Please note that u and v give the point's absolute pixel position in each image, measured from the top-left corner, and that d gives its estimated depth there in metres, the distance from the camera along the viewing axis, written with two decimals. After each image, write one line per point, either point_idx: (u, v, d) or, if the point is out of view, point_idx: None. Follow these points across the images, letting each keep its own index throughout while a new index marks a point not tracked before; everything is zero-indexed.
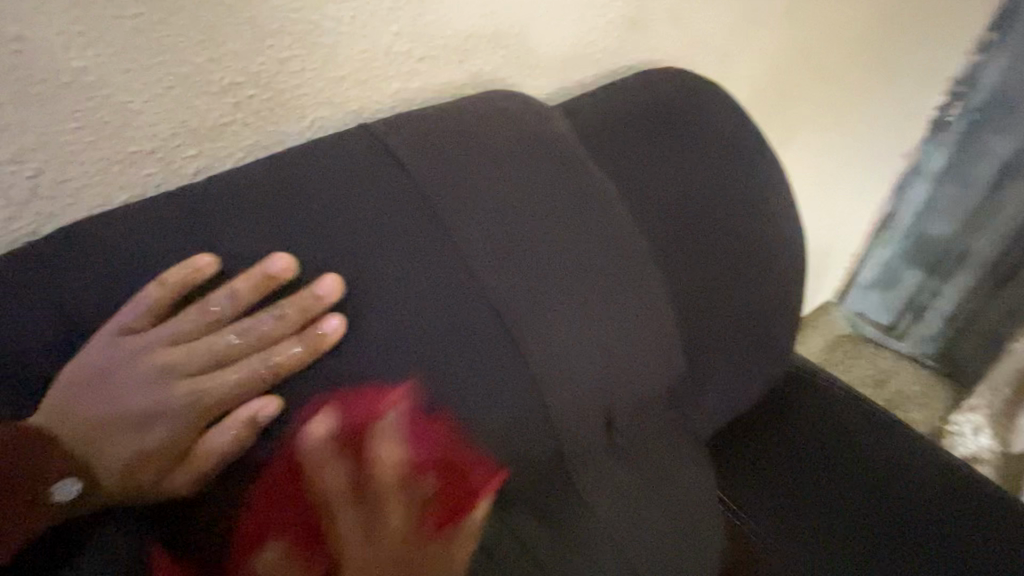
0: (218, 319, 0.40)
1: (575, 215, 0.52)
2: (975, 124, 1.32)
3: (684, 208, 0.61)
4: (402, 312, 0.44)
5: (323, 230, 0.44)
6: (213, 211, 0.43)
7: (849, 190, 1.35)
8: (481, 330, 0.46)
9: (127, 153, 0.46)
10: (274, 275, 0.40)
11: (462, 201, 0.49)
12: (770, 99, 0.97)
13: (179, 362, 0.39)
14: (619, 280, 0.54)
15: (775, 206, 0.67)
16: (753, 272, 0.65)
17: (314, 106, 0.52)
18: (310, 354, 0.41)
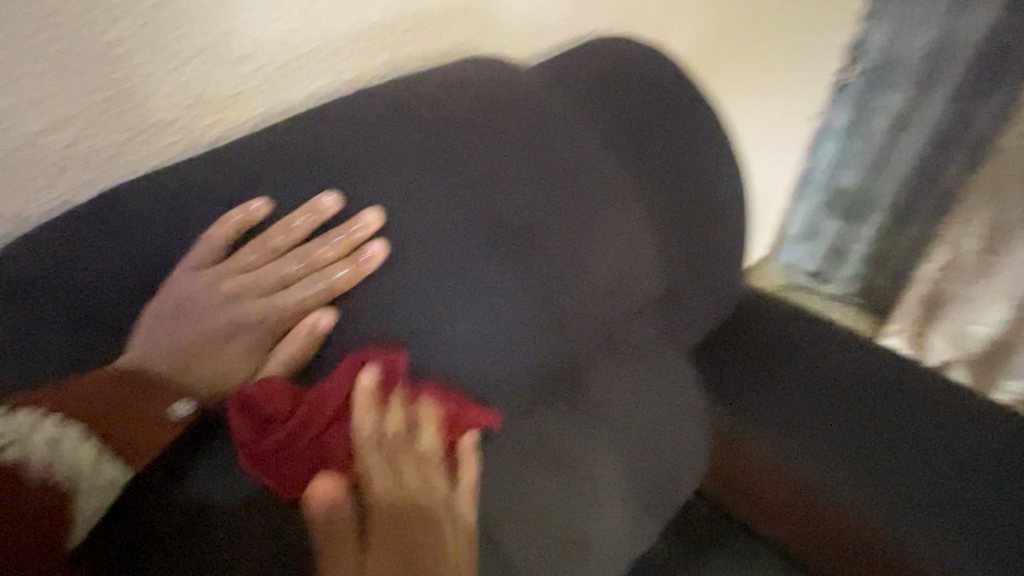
0: (277, 249, 0.50)
1: (562, 155, 0.62)
2: (867, 84, 1.51)
3: (642, 150, 0.71)
4: (438, 240, 0.53)
5: (365, 179, 0.53)
6: (277, 171, 0.51)
7: (775, 147, 1.51)
8: (503, 252, 0.56)
9: (152, 122, 0.49)
10: (316, 211, 0.50)
11: (473, 149, 0.57)
12: (700, 63, 1.10)
13: (250, 285, 0.49)
14: (598, 214, 0.62)
15: (717, 145, 0.79)
16: (706, 204, 0.77)
17: (314, 75, 0.58)
18: (356, 273, 0.50)
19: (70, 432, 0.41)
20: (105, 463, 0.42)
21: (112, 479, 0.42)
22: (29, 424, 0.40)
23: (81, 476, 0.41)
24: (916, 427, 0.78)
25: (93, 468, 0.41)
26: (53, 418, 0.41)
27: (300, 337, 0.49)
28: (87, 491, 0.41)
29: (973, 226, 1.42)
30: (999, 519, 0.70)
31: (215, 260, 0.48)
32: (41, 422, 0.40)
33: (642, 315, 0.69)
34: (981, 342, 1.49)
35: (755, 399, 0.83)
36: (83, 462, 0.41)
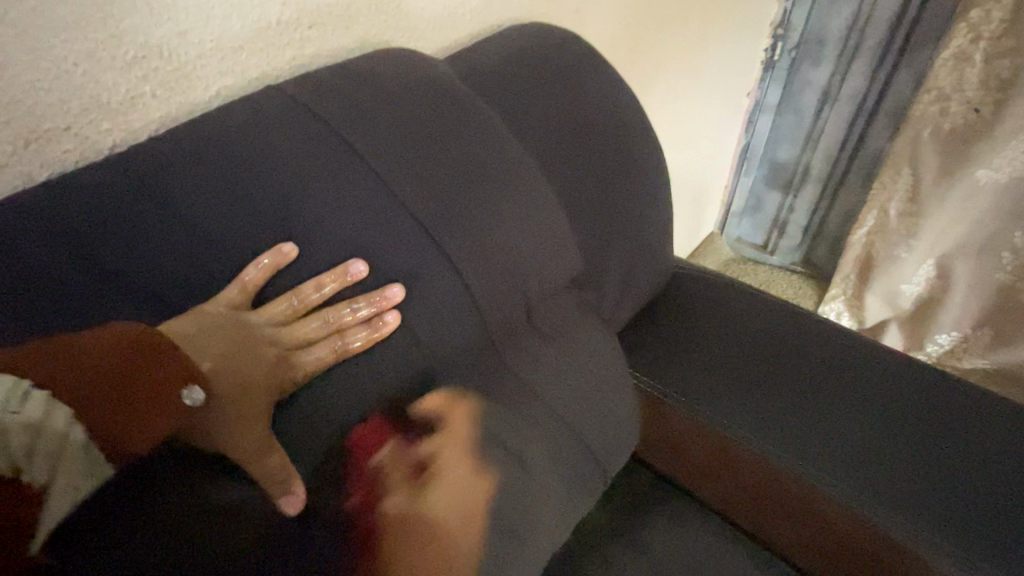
0: (259, 293, 0.53)
1: (472, 144, 0.63)
2: (795, 61, 1.56)
3: (556, 134, 0.73)
4: (348, 237, 0.55)
5: (269, 179, 0.53)
6: (178, 174, 0.51)
7: (711, 124, 1.56)
8: (415, 242, 0.58)
9: (42, 131, 0.48)
10: (283, 257, 0.53)
11: (380, 142, 0.58)
12: (625, 47, 1.13)
13: (252, 326, 0.52)
14: (512, 199, 0.64)
15: (634, 128, 0.82)
16: (625, 184, 0.80)
17: (216, 76, 0.58)
18: (275, 267, 0.52)
19: (57, 413, 0.41)
20: (93, 453, 0.42)
21: (95, 470, 0.42)
22: (11, 401, 0.39)
23: (65, 465, 0.40)
24: (837, 381, 0.82)
25: (78, 456, 0.41)
26: (42, 395, 0.41)
27: (286, 475, 0.50)
28: (64, 483, 0.40)
29: (897, 192, 1.48)
30: (914, 462, 0.73)
31: (117, 268, 0.47)
32: (26, 398, 0.40)
33: (566, 294, 0.72)
34: (914, 300, 1.55)
35: (686, 368, 0.86)
36: (67, 449, 0.41)
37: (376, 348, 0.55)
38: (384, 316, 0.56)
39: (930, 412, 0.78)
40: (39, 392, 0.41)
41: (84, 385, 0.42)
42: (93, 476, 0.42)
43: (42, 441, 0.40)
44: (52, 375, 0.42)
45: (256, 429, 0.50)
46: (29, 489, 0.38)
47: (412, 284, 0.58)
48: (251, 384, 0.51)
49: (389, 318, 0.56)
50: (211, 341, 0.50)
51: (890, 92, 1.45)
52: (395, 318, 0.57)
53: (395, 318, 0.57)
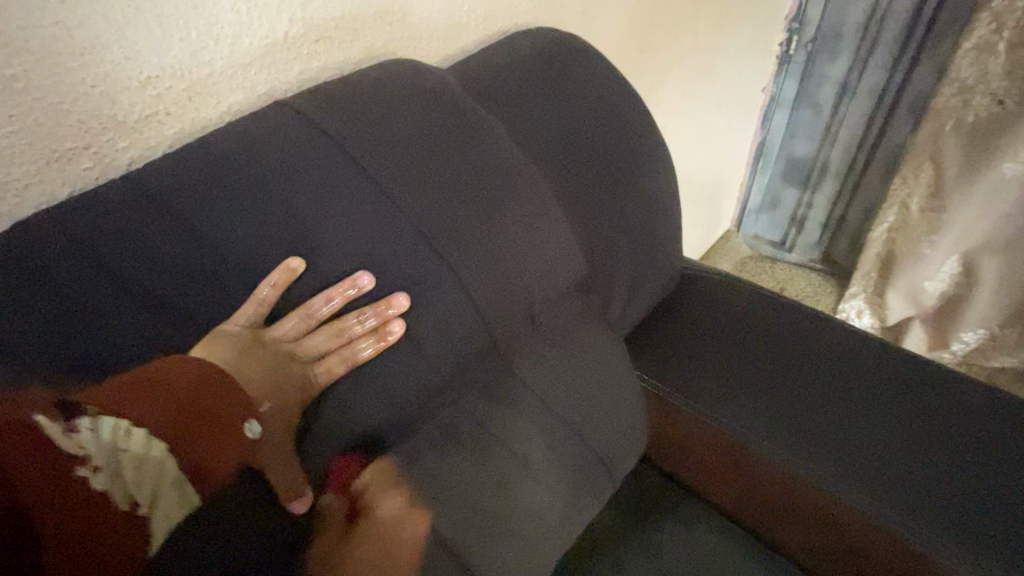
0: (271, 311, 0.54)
1: (475, 154, 0.64)
2: (810, 55, 1.53)
3: (560, 138, 0.73)
4: (353, 245, 0.56)
5: (274, 188, 0.54)
6: (188, 184, 0.51)
7: (724, 122, 1.54)
8: (419, 249, 0.59)
9: (63, 150, 0.51)
10: (292, 273, 0.53)
11: (385, 153, 0.59)
12: (634, 47, 1.12)
13: (269, 346, 0.54)
14: (515, 205, 0.65)
15: (640, 132, 0.82)
16: (632, 186, 0.80)
17: (226, 92, 0.59)
18: (285, 281, 0.53)
19: (153, 448, 0.46)
20: (184, 483, 0.47)
21: (186, 500, 0.47)
22: (117, 439, 0.44)
23: (160, 496, 0.46)
24: (848, 385, 0.81)
25: (172, 490, 0.46)
26: (142, 431, 0.45)
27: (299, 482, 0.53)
28: (163, 511, 0.46)
29: (918, 187, 1.45)
30: (926, 470, 0.72)
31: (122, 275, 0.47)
32: (129, 436, 0.45)
33: (572, 298, 0.72)
34: (937, 298, 1.50)
35: (698, 368, 0.84)
36: (165, 484, 0.46)
37: (380, 356, 0.57)
38: (390, 325, 0.56)
39: (945, 419, 0.76)
40: (138, 427, 0.45)
41: (167, 417, 0.46)
42: (187, 504, 0.47)
43: (143, 476, 0.45)
44: (140, 407, 0.45)
45: (284, 444, 0.53)
46: (134, 519, 0.44)
47: (416, 290, 0.59)
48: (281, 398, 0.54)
49: (396, 329, 0.57)
50: (251, 361, 0.53)
51: (911, 84, 1.41)
52: (400, 328, 0.57)
53: (400, 328, 0.57)
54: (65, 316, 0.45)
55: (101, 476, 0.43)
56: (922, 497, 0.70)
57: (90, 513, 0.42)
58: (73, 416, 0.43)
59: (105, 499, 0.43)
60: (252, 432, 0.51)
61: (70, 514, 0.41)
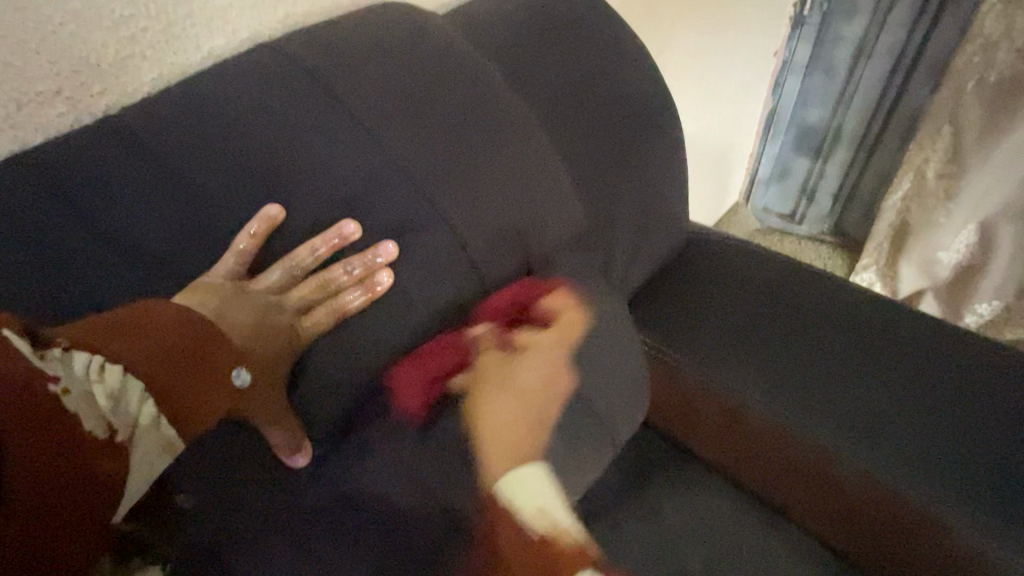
0: (252, 262, 0.50)
1: (469, 101, 0.61)
2: (826, 14, 1.46)
3: (560, 88, 0.70)
4: (338, 193, 0.53)
5: (254, 131, 0.51)
6: (165, 127, 0.49)
7: (736, 84, 1.48)
8: (409, 198, 0.56)
9: (34, 93, 0.48)
10: (273, 222, 0.49)
11: (373, 98, 0.56)
12: (640, 2, 1.07)
13: (256, 299, 0.49)
14: (511, 154, 0.62)
15: (645, 83, 0.78)
16: (636, 140, 0.76)
17: (207, 35, 0.56)
18: (262, 230, 0.49)
19: (133, 385, 0.38)
20: (166, 428, 0.39)
21: (166, 445, 0.39)
22: (91, 373, 0.36)
23: (138, 437, 0.37)
24: (859, 347, 0.78)
25: (150, 431, 0.38)
26: (118, 367, 0.37)
27: (294, 439, 0.50)
28: (139, 456, 0.37)
29: (937, 151, 1.39)
30: (939, 433, 0.69)
31: (94, 221, 0.45)
32: (104, 371, 0.37)
33: (572, 255, 0.70)
34: (952, 269, 1.47)
35: (704, 331, 0.81)
36: (142, 423, 0.37)
37: (369, 310, 0.54)
38: (377, 275, 0.54)
39: (959, 380, 0.74)
40: (114, 364, 0.37)
41: (142, 354, 0.39)
42: (165, 452, 0.39)
43: (122, 411, 0.36)
44: (113, 344, 0.38)
45: (275, 403, 0.48)
46: (112, 459, 0.35)
47: (407, 241, 0.56)
48: (270, 356, 0.49)
49: (384, 282, 0.54)
50: (235, 315, 0.47)
51: (931, 42, 1.34)
52: (387, 280, 0.54)
53: (386, 281, 0.54)
54: (35, 260, 0.43)
55: (75, 404, 0.34)
56: (934, 459, 0.67)
57: (72, 442, 0.32)
58: (41, 349, 0.35)
59: (79, 432, 0.33)
60: (242, 382, 0.44)
61: (34, 455, 0.31)
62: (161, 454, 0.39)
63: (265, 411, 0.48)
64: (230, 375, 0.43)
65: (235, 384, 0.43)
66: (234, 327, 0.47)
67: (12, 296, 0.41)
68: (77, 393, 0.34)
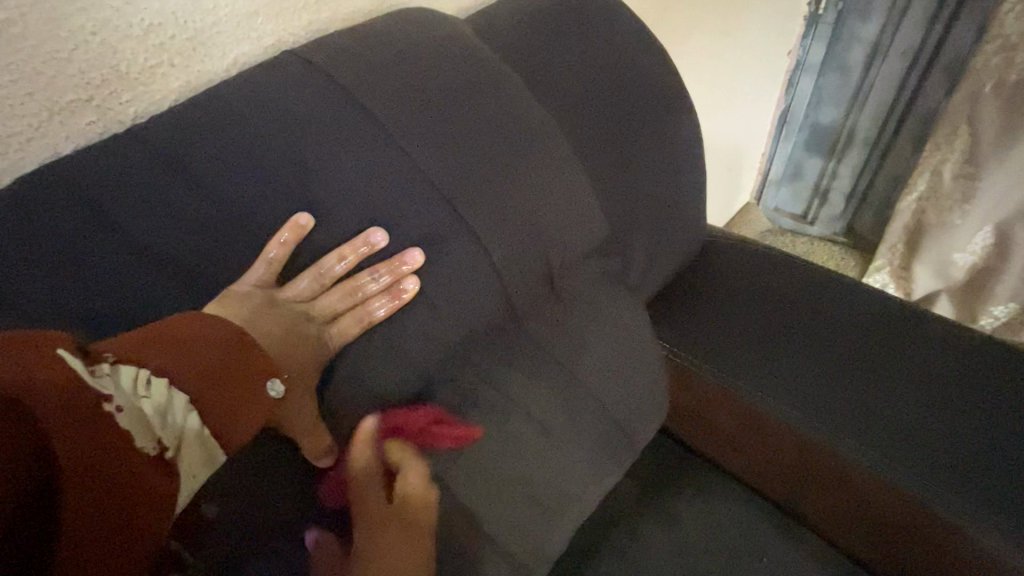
0: (281, 270, 0.51)
1: (491, 106, 0.61)
2: (841, 13, 1.44)
3: (580, 92, 0.69)
4: (362, 199, 0.53)
5: (279, 138, 0.51)
6: (193, 137, 0.49)
7: (749, 86, 1.47)
8: (433, 205, 0.56)
9: (65, 103, 0.49)
10: (301, 230, 0.50)
11: (396, 103, 0.56)
12: (656, 3, 1.06)
13: (284, 308, 0.50)
14: (532, 160, 0.62)
15: (663, 86, 0.77)
16: (655, 144, 0.76)
17: (232, 43, 0.57)
18: (292, 238, 0.50)
19: (176, 400, 0.39)
20: (207, 440, 0.40)
21: (208, 458, 0.40)
22: (138, 388, 0.38)
23: (183, 450, 0.39)
24: (880, 353, 0.76)
25: (196, 443, 0.39)
26: (162, 380, 0.39)
27: (322, 447, 0.49)
28: (187, 468, 0.39)
29: (954, 153, 1.37)
30: (964, 441, 0.68)
31: (126, 231, 0.45)
32: (150, 386, 0.38)
33: (592, 259, 0.69)
34: (967, 270, 1.44)
35: (722, 335, 0.81)
36: (188, 436, 0.39)
37: (394, 317, 0.54)
38: (403, 282, 0.54)
39: (984, 386, 0.72)
40: (160, 377, 0.39)
41: (184, 365, 0.40)
42: (208, 465, 0.40)
43: (168, 426, 0.38)
44: (157, 355, 0.40)
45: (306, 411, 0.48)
46: (165, 472, 0.36)
47: (431, 247, 0.56)
48: (299, 363, 0.49)
49: (411, 288, 0.54)
50: (264, 324, 0.48)
51: (949, 41, 1.32)
52: (413, 287, 0.54)
53: (413, 288, 0.54)
54: (69, 270, 0.43)
55: (131, 420, 0.36)
56: (958, 468, 0.66)
57: (128, 459, 0.34)
58: (91, 363, 0.37)
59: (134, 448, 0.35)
60: (276, 393, 0.44)
61: (96, 467, 0.33)
62: (204, 463, 0.40)
63: (296, 418, 0.48)
64: (262, 386, 0.44)
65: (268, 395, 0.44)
66: (264, 334, 0.48)
67: (49, 306, 0.42)
68: (131, 409, 0.36)
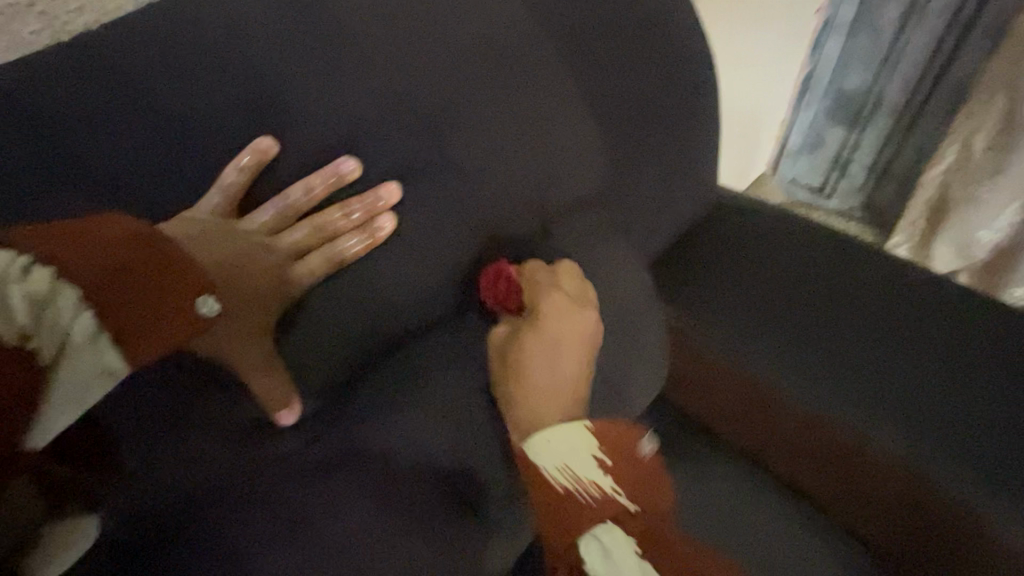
0: (242, 199, 0.46)
1: (480, 30, 0.55)
2: None
3: (582, 21, 0.62)
4: (335, 125, 0.48)
5: (243, 54, 0.45)
6: (143, 45, 0.43)
7: (777, 44, 1.36)
8: (412, 135, 0.51)
9: (2, 5, 0.43)
10: (264, 156, 0.45)
11: (376, 21, 0.50)
12: None
13: (242, 240, 0.45)
14: (522, 91, 0.57)
15: (675, 18, 0.70)
16: (665, 82, 0.69)
17: None
18: (253, 166, 0.45)
19: (64, 294, 0.33)
20: (104, 347, 0.34)
21: (107, 369, 0.35)
22: (14, 275, 0.31)
23: (65, 355, 0.33)
24: (900, 321, 0.71)
25: (83, 349, 0.34)
26: (50, 272, 0.32)
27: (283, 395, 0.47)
28: (67, 376, 0.34)
29: (988, 121, 1.28)
30: (977, 408, 0.64)
31: (71, 147, 0.41)
32: (32, 274, 0.32)
33: (588, 205, 0.64)
34: (990, 247, 1.38)
35: (731, 298, 0.75)
36: (72, 340, 0.33)
37: (370, 256, 0.50)
38: (377, 219, 0.50)
39: (1003, 356, 0.68)
40: (47, 268, 0.32)
41: (91, 269, 0.34)
42: (106, 373, 0.35)
43: (44, 324, 0.32)
44: (60, 252, 0.33)
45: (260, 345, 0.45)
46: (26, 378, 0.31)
47: (411, 182, 0.52)
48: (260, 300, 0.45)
49: (391, 226, 0.50)
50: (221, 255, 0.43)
51: None
52: (390, 224, 0.50)
53: (390, 223, 0.50)
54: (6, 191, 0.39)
55: None
56: (968, 435, 0.63)
57: None
58: None
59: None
60: (210, 311, 0.37)
61: None
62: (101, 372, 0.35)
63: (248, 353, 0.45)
64: (193, 300, 0.37)
65: (198, 314, 0.37)
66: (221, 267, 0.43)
67: None
68: None
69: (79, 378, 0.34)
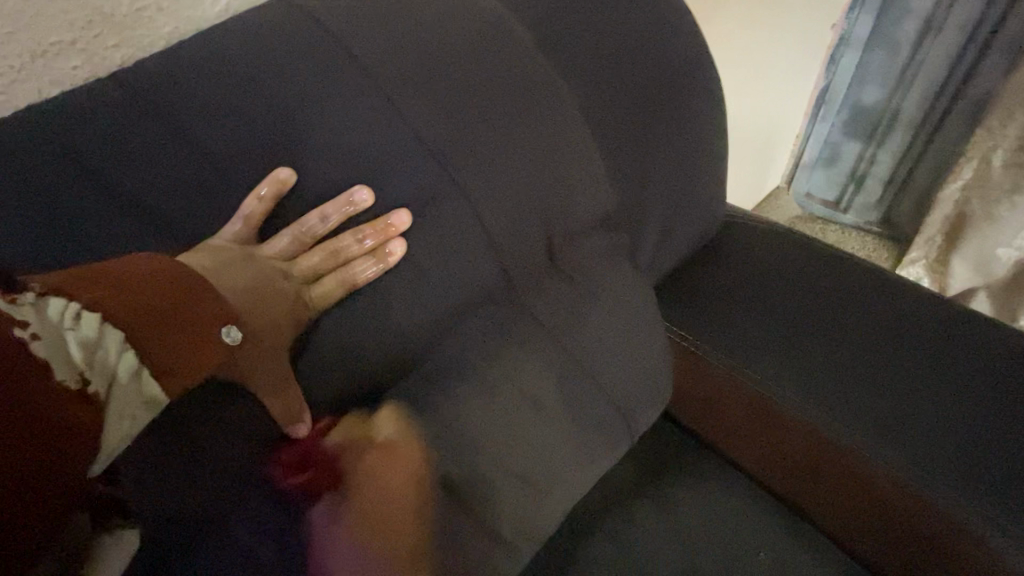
0: (261, 226, 0.49)
1: (490, 63, 0.57)
2: None
3: (591, 52, 0.64)
4: (351, 156, 0.51)
5: (265, 90, 0.48)
6: (175, 82, 0.47)
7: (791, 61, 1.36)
8: (424, 165, 0.53)
9: (49, 44, 0.46)
10: (283, 185, 0.48)
11: (393, 56, 0.53)
12: None
13: (261, 262, 0.48)
14: (531, 121, 0.59)
15: (684, 46, 0.71)
16: (672, 109, 0.70)
17: None
18: (272, 196, 0.48)
19: (110, 336, 0.35)
20: (148, 382, 0.36)
21: (149, 401, 0.37)
22: (65, 320, 0.33)
23: (113, 391, 0.35)
24: (908, 347, 0.71)
25: (129, 384, 0.35)
26: (95, 316, 0.35)
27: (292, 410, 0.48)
28: (116, 409, 0.35)
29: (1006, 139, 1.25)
30: (986, 439, 0.64)
31: (107, 177, 0.44)
32: (80, 320, 0.34)
33: (595, 230, 0.66)
34: (1010, 266, 1.34)
35: (736, 321, 0.76)
36: (119, 378, 0.35)
37: (380, 280, 0.52)
38: (389, 245, 0.52)
39: (1014, 386, 0.67)
40: (91, 312, 0.35)
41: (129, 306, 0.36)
42: (148, 407, 0.37)
43: (98, 362, 0.34)
44: (100, 294, 0.36)
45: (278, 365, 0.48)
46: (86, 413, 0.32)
47: (422, 209, 0.54)
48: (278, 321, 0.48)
49: (401, 250, 0.52)
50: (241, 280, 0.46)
51: None
52: (400, 249, 0.52)
53: (401, 249, 0.52)
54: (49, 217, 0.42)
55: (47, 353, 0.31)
56: (975, 465, 0.62)
57: (47, 399, 0.30)
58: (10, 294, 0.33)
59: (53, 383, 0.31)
60: (233, 338, 0.41)
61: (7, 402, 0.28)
62: (143, 404, 0.37)
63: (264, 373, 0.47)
64: (218, 328, 0.40)
65: (223, 340, 0.40)
66: (241, 290, 0.46)
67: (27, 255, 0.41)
68: (50, 345, 0.31)
69: (126, 413, 0.36)
